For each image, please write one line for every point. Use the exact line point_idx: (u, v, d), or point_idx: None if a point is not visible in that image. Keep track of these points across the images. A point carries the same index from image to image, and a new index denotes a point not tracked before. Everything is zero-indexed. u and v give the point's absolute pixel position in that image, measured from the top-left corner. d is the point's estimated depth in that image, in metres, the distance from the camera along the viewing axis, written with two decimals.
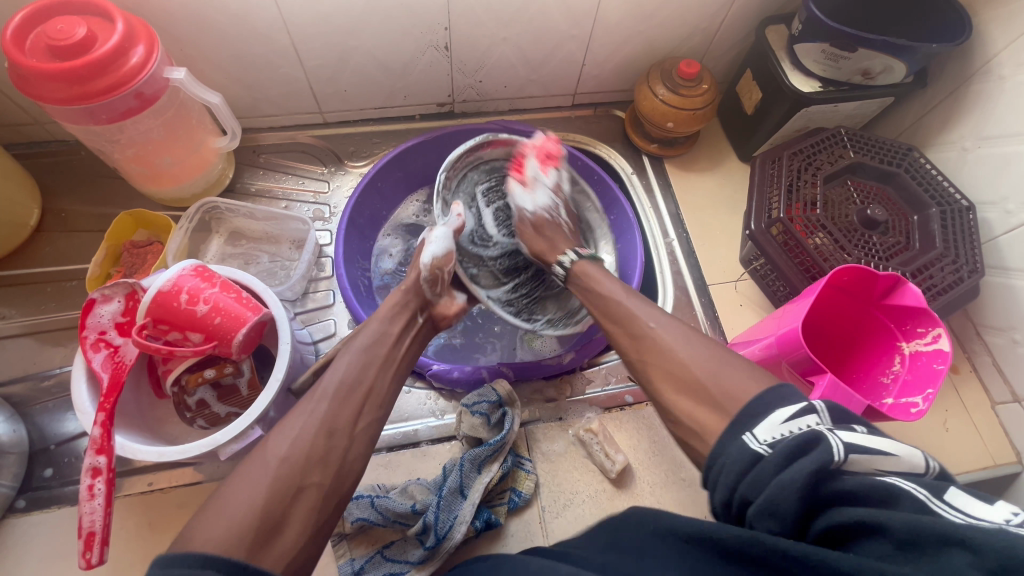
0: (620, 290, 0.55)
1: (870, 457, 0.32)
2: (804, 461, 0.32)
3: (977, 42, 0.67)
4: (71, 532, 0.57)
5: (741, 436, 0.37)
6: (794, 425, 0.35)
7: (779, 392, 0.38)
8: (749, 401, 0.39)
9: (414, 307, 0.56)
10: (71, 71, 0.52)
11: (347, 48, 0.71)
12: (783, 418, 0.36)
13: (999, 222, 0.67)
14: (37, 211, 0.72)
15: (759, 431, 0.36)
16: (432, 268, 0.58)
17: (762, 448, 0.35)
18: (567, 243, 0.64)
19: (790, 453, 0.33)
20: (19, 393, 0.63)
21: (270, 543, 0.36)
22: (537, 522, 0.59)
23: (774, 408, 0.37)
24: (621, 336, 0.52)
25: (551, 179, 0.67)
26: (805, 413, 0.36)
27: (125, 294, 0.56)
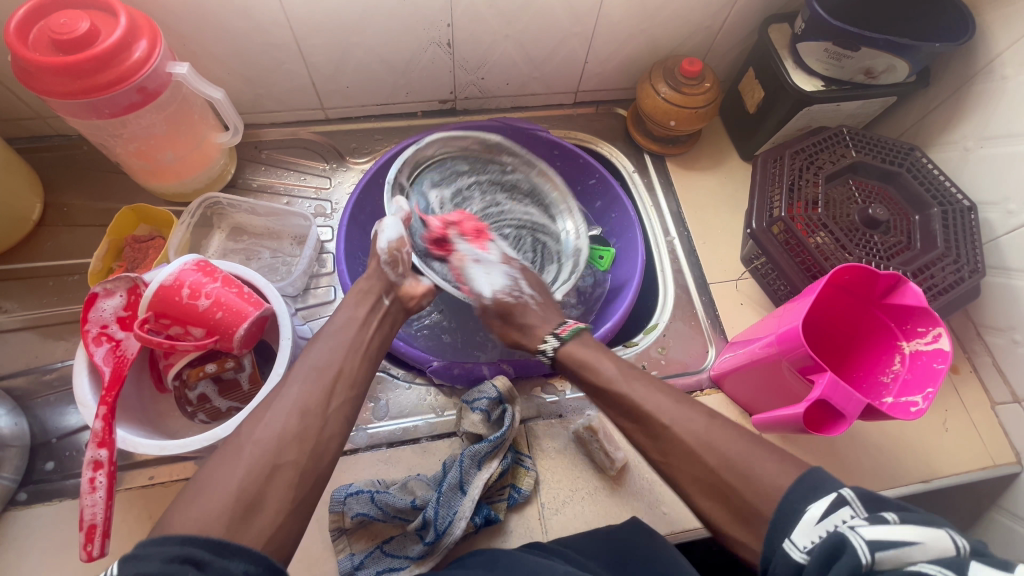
0: (622, 372, 0.53)
1: (899, 551, 0.32)
2: (835, 569, 0.33)
3: (981, 41, 0.67)
4: (72, 525, 0.57)
5: (779, 542, 0.37)
6: (824, 526, 0.35)
7: (807, 483, 0.38)
8: (779, 500, 0.38)
9: (379, 289, 0.57)
10: (74, 65, 0.53)
11: (350, 45, 0.71)
12: (814, 520, 0.36)
13: (1000, 222, 0.67)
14: (39, 205, 0.72)
15: (797, 537, 0.36)
16: (391, 250, 0.58)
17: (797, 553, 0.35)
18: (544, 319, 0.61)
19: (822, 558, 0.34)
20: (21, 386, 0.64)
21: (250, 520, 0.38)
22: (536, 519, 0.60)
23: (801, 505, 0.37)
24: (635, 433, 0.50)
25: (494, 253, 0.65)
26: (837, 506, 0.35)
27: (127, 288, 0.57)
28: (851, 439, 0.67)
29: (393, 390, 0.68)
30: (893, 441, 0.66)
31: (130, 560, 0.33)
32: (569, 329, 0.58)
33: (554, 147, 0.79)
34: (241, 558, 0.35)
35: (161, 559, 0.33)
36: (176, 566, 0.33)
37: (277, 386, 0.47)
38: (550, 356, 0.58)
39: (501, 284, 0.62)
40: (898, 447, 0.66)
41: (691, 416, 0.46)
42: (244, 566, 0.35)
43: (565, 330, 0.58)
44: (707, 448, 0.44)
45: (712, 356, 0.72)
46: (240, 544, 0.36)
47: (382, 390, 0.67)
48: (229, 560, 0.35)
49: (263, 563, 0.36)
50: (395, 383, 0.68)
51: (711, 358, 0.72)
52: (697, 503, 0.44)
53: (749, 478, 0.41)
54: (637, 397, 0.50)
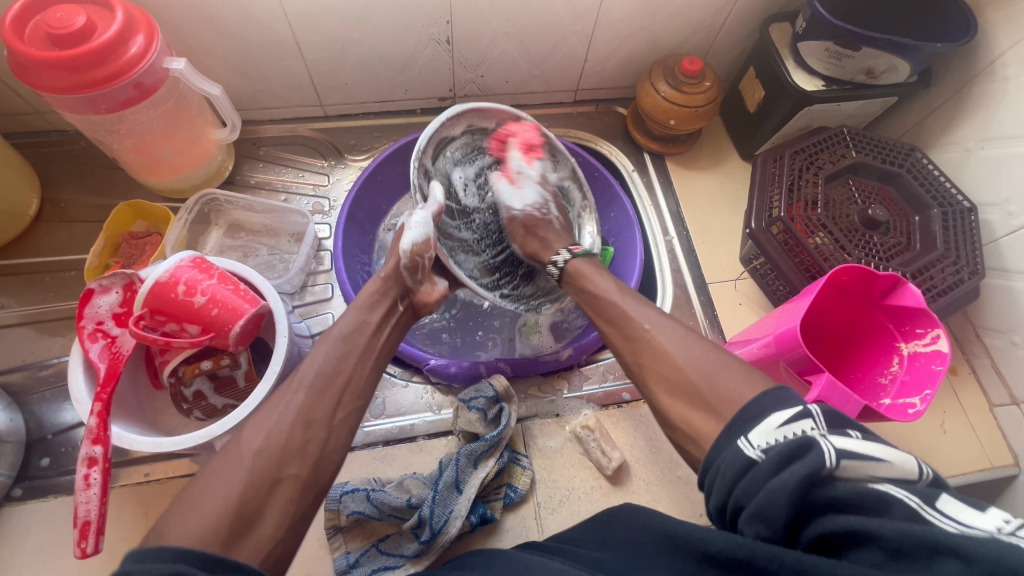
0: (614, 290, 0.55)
1: (862, 464, 0.31)
2: (793, 467, 0.31)
3: (983, 42, 0.66)
4: (66, 522, 0.57)
5: (734, 439, 0.36)
6: (790, 432, 0.33)
7: (777, 393, 0.37)
8: (743, 404, 0.37)
9: (395, 295, 0.56)
10: (70, 60, 0.52)
11: (349, 41, 0.70)
12: (779, 424, 0.34)
13: (1001, 224, 0.66)
14: (36, 200, 0.72)
15: (753, 435, 0.35)
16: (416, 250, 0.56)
17: (755, 454, 0.34)
18: (559, 240, 0.65)
19: (783, 460, 0.32)
20: (17, 382, 0.63)
21: (243, 538, 0.36)
22: (533, 518, 0.59)
23: (763, 412, 0.36)
24: (614, 338, 0.52)
25: (536, 170, 0.68)
26: (800, 417, 0.34)
27: (122, 284, 0.56)
28: None
29: (390, 388, 0.67)
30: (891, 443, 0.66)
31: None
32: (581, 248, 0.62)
33: None
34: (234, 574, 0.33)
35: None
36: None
37: (279, 391, 0.45)
38: (557, 269, 0.62)
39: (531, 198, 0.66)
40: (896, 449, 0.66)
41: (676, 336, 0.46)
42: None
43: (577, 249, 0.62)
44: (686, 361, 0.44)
45: None
46: (232, 559, 0.34)
47: (379, 388, 0.67)
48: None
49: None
50: (392, 381, 0.68)
51: None
52: (686, 450, 0.42)
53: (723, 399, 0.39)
54: (629, 309, 0.51)
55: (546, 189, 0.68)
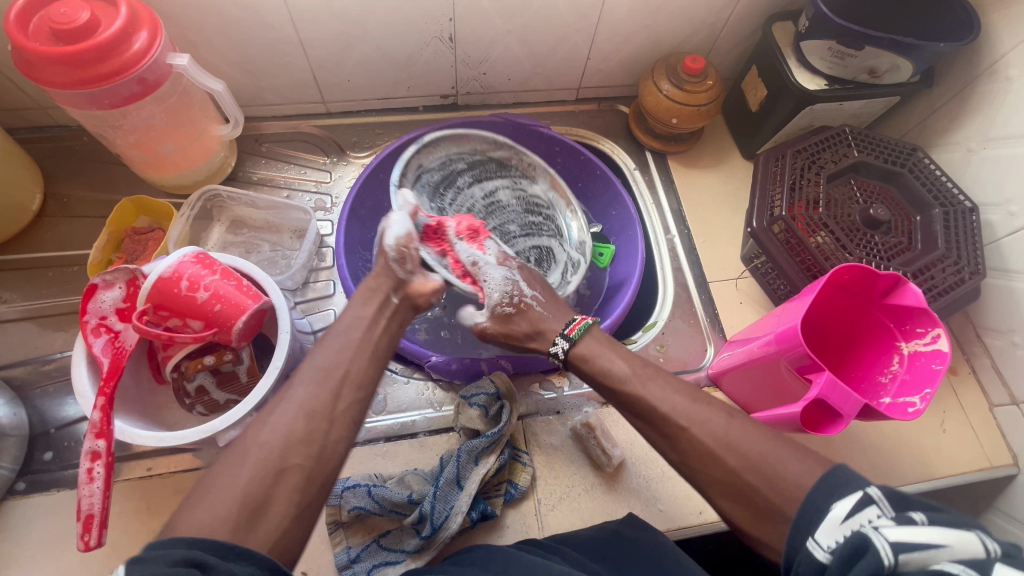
0: (637, 371, 0.52)
1: (925, 553, 0.31)
2: (856, 567, 0.32)
3: (985, 42, 0.67)
4: (68, 516, 0.57)
5: (803, 542, 0.36)
6: (847, 525, 0.34)
7: (832, 482, 0.38)
8: (805, 499, 0.38)
9: (386, 287, 0.55)
10: (73, 55, 0.52)
11: (352, 38, 0.70)
12: (837, 517, 0.35)
13: (1002, 224, 0.66)
14: (39, 195, 0.72)
15: (820, 536, 0.35)
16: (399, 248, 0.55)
17: (820, 554, 0.35)
18: (552, 319, 0.59)
19: (843, 557, 0.33)
20: (20, 376, 0.64)
21: (255, 525, 0.37)
22: (533, 515, 0.60)
23: (826, 503, 0.37)
24: (649, 434, 0.50)
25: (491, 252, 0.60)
26: (862, 505, 0.35)
27: (126, 280, 0.57)
28: (849, 439, 0.66)
29: (391, 385, 0.68)
30: (891, 442, 0.66)
31: (130, 564, 0.31)
32: (576, 329, 0.57)
33: (555, 144, 0.79)
34: (250, 561, 0.34)
35: (167, 561, 0.31)
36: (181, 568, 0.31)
37: (283, 388, 0.46)
38: (561, 357, 0.57)
39: (495, 286, 0.58)
40: (895, 448, 0.66)
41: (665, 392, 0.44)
42: (249, 569, 0.34)
43: (572, 328, 0.57)
44: (727, 448, 0.44)
45: (711, 355, 0.72)
46: (247, 548, 0.35)
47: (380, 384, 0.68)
48: (235, 563, 0.34)
49: (270, 566, 0.35)
50: (394, 377, 0.68)
51: (711, 357, 0.72)
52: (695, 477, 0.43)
53: (775, 480, 0.41)
54: (652, 397, 0.49)
55: (511, 269, 0.60)
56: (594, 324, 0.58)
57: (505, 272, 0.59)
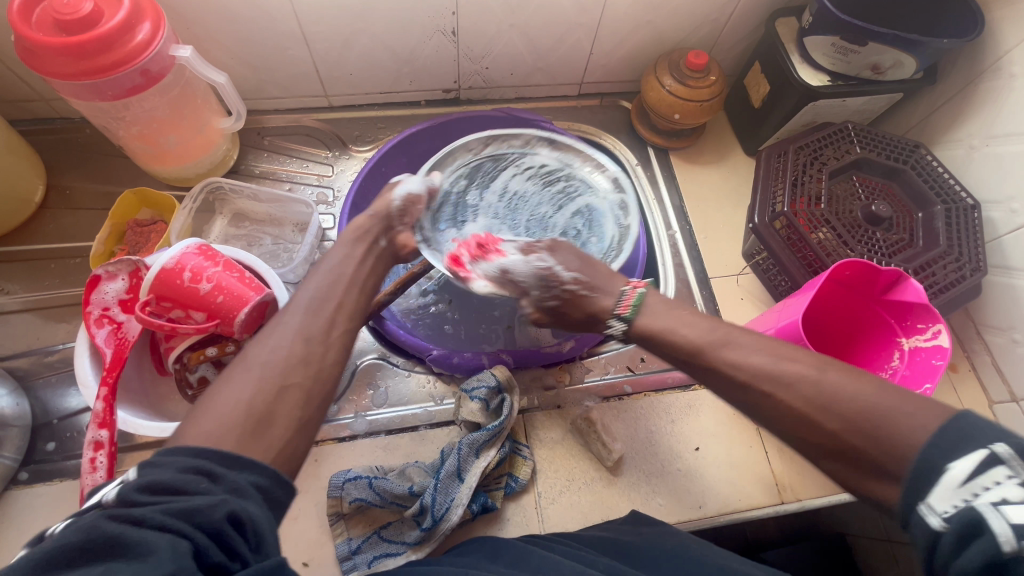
0: (710, 337, 0.44)
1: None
2: (972, 550, 0.29)
3: (989, 38, 0.66)
4: (71, 506, 0.57)
5: (913, 504, 0.32)
6: (968, 489, 0.30)
7: (956, 432, 0.32)
8: (915, 458, 0.32)
9: (376, 229, 0.55)
10: (77, 46, 0.52)
11: (354, 31, 0.70)
12: (958, 477, 0.31)
13: (1004, 221, 0.66)
14: (41, 187, 0.72)
15: (935, 499, 0.31)
16: (404, 202, 0.58)
17: (933, 520, 0.31)
18: (600, 296, 0.50)
19: (959, 533, 0.30)
20: (23, 366, 0.64)
21: None
22: (532, 508, 0.60)
23: (943, 462, 0.31)
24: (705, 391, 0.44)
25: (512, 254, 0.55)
26: (989, 465, 0.30)
27: (128, 272, 0.56)
28: None
29: (392, 378, 0.68)
30: None
31: (144, 468, 0.32)
32: (629, 306, 0.48)
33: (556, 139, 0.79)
34: (252, 472, 0.34)
35: (176, 468, 0.32)
36: (190, 476, 0.32)
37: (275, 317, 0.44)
38: (620, 338, 0.50)
39: (528, 282, 0.53)
40: None
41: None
42: (256, 479, 0.34)
43: (624, 307, 0.49)
44: (821, 410, 0.36)
45: None
46: (251, 458, 0.35)
47: (381, 377, 0.68)
48: (241, 473, 0.34)
49: (273, 476, 0.35)
50: (394, 371, 0.68)
51: None
52: None
53: None
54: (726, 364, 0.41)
55: (541, 257, 0.53)
56: (647, 292, 0.50)
57: (533, 263, 0.53)
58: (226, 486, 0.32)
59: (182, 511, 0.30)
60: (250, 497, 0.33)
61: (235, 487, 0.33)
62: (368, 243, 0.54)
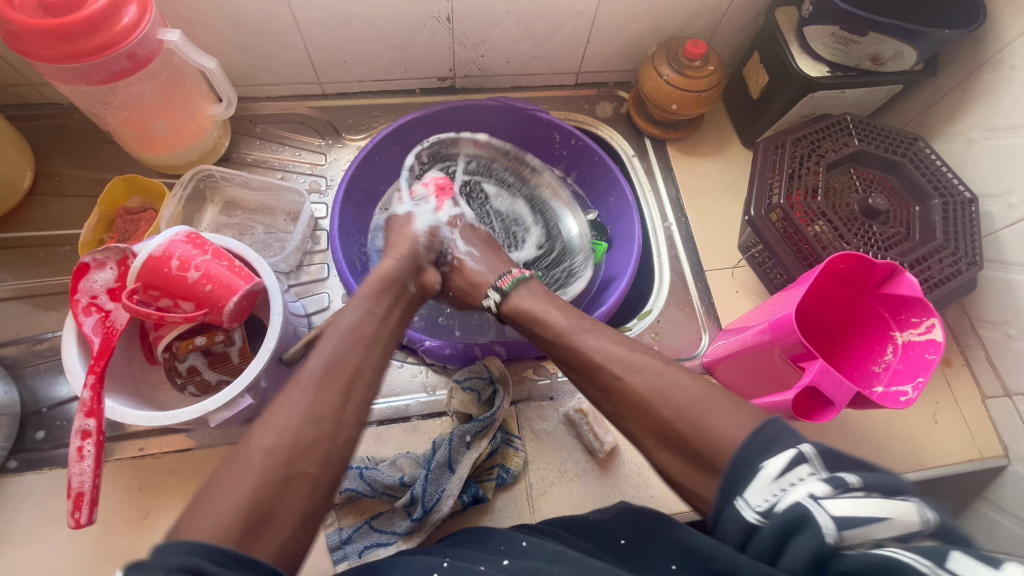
0: (598, 339, 0.50)
1: (865, 528, 0.31)
2: (797, 543, 0.32)
3: (991, 29, 0.65)
4: (60, 496, 0.57)
5: (731, 500, 0.36)
6: (780, 482, 0.34)
7: (763, 438, 0.37)
8: (734, 456, 0.37)
9: (404, 274, 0.56)
10: (61, 28, 0.51)
11: (348, 16, 0.69)
12: (771, 473, 0.35)
13: (1001, 216, 0.66)
14: (30, 173, 0.71)
15: (750, 494, 0.35)
16: (427, 236, 0.61)
17: (749, 514, 0.35)
18: (488, 273, 0.62)
19: (780, 526, 0.33)
20: (12, 355, 0.63)
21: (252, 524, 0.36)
22: (524, 498, 0.60)
23: (758, 460, 0.36)
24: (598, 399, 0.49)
25: (449, 211, 0.65)
26: (794, 463, 0.35)
27: (117, 260, 0.56)
28: (840, 427, 0.67)
29: (385, 369, 0.67)
30: (882, 431, 0.66)
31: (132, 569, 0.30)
32: (508, 282, 0.59)
33: (553, 129, 0.78)
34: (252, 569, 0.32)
35: (164, 567, 0.30)
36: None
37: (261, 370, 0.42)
38: (496, 310, 0.59)
39: (443, 239, 0.63)
40: (887, 438, 0.66)
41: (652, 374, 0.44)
42: None
43: (505, 282, 0.59)
44: None
45: (704, 344, 0.72)
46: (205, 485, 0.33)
47: None
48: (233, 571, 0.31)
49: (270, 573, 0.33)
50: (387, 362, 0.68)
51: (705, 346, 0.72)
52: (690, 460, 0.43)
53: None
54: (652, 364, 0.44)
55: (456, 227, 0.65)
56: (529, 279, 0.60)
57: (447, 230, 0.64)
58: None
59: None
60: None
61: None
62: (393, 290, 0.54)
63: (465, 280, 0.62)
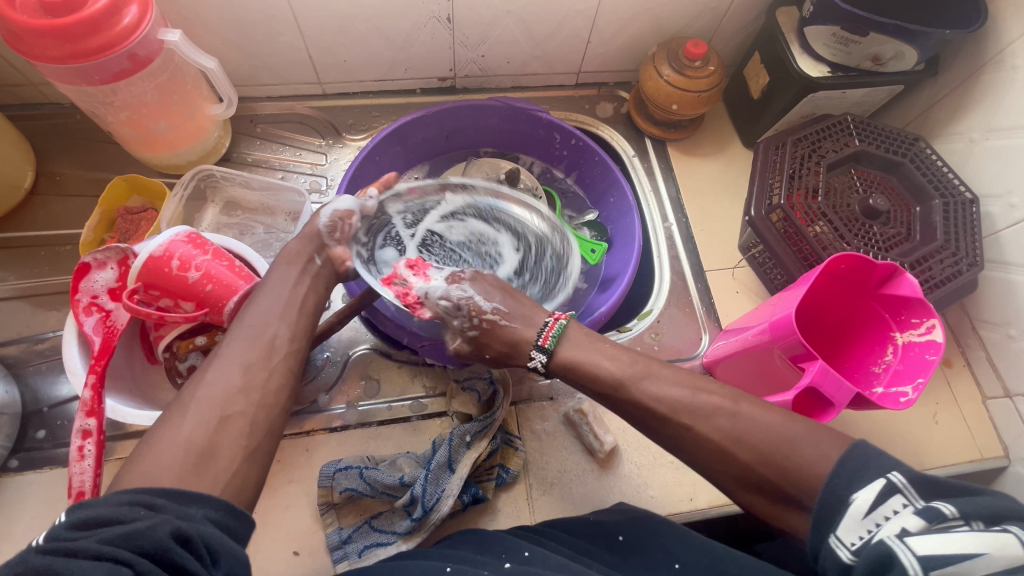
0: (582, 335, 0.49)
1: (959, 565, 0.30)
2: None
3: (992, 29, 0.65)
4: (61, 495, 0.57)
5: (824, 536, 0.35)
6: (873, 516, 0.34)
7: (853, 465, 0.36)
8: (821, 489, 0.37)
9: (309, 248, 0.53)
10: (62, 28, 0.51)
11: (348, 17, 0.69)
12: (862, 506, 0.34)
13: (1002, 216, 0.66)
14: (31, 173, 0.72)
15: (843, 532, 0.35)
16: (334, 220, 0.55)
17: (843, 552, 0.34)
18: (522, 327, 0.51)
19: (868, 562, 0.32)
20: (14, 354, 0.64)
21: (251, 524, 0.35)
22: (524, 498, 0.60)
23: (847, 492, 0.35)
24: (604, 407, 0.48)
25: (439, 279, 0.55)
26: (887, 495, 0.34)
27: (117, 260, 0.56)
28: (840, 428, 0.67)
29: (385, 368, 0.67)
30: (883, 432, 0.66)
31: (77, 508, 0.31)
32: (551, 336, 0.50)
33: (553, 129, 0.78)
34: (204, 505, 0.33)
35: (112, 503, 0.31)
36: (128, 507, 0.31)
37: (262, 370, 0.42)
38: (542, 369, 0.50)
39: (450, 309, 0.53)
40: (888, 438, 0.66)
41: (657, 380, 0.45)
42: (207, 511, 0.33)
43: (546, 338, 0.50)
44: None
45: (705, 344, 0.72)
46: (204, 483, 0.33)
47: (374, 367, 0.67)
48: (188, 505, 0.33)
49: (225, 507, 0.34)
50: (387, 361, 0.68)
51: (705, 346, 0.72)
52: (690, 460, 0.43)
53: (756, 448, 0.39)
54: None
55: (463, 286, 0.54)
56: (568, 323, 0.51)
57: (454, 294, 0.53)
58: (169, 513, 0.32)
59: (122, 538, 0.29)
60: (199, 520, 0.32)
61: (183, 514, 0.32)
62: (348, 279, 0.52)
63: (504, 344, 0.52)
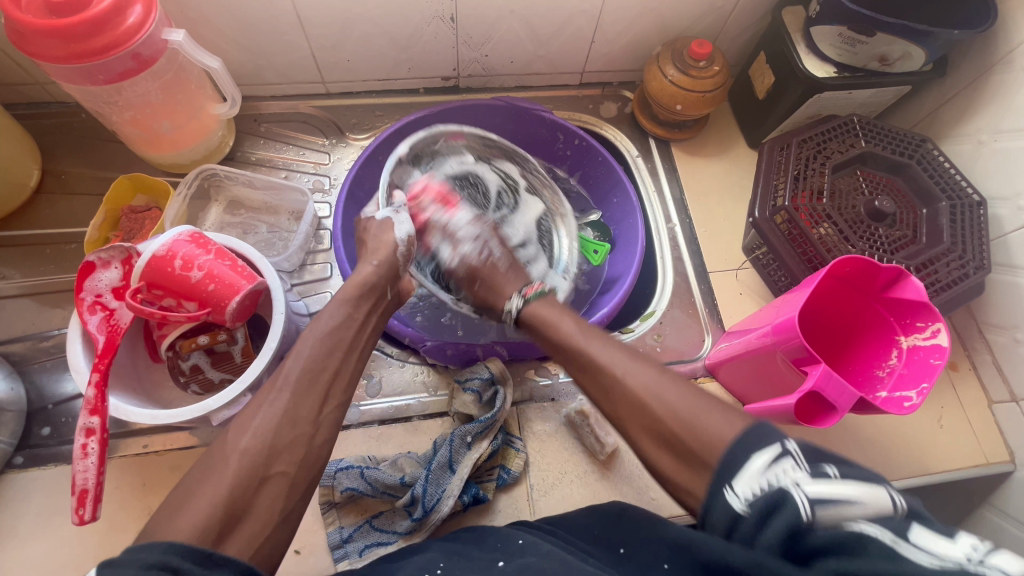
0: (584, 333, 0.51)
1: (839, 509, 0.29)
2: (775, 522, 0.30)
3: (1001, 29, 0.64)
4: (64, 492, 0.57)
5: (718, 489, 0.33)
6: (766, 476, 0.32)
7: (756, 431, 0.34)
8: (723, 452, 0.35)
9: (384, 281, 0.55)
10: (67, 28, 0.52)
11: (352, 16, 0.69)
12: (756, 467, 0.32)
13: (1011, 219, 0.65)
14: (37, 171, 0.72)
15: (737, 484, 0.33)
16: (407, 244, 0.58)
17: (735, 503, 0.32)
18: (515, 283, 0.62)
19: (760, 511, 0.31)
20: (19, 351, 0.64)
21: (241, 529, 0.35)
22: (524, 499, 0.60)
23: (746, 456, 0.33)
24: (587, 384, 0.48)
25: (462, 216, 0.65)
26: (780, 456, 0.32)
27: (121, 259, 0.56)
28: (843, 431, 0.66)
29: (386, 368, 0.68)
30: (885, 435, 0.66)
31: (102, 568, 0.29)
32: (533, 291, 0.59)
33: (557, 129, 0.78)
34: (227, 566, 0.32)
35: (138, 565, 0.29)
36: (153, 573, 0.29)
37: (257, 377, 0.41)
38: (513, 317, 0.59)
39: (468, 244, 0.64)
40: (890, 442, 0.66)
41: (645, 368, 0.44)
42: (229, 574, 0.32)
43: (530, 291, 0.59)
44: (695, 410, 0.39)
45: (708, 346, 0.72)
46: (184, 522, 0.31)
47: (375, 367, 0.67)
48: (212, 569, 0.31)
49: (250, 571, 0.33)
50: (388, 361, 0.68)
51: (708, 348, 0.71)
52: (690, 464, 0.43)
53: None
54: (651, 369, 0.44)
55: (481, 227, 0.66)
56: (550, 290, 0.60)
57: (474, 230, 0.65)
58: None
59: None
60: None
61: None
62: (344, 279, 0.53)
63: (493, 284, 0.63)
